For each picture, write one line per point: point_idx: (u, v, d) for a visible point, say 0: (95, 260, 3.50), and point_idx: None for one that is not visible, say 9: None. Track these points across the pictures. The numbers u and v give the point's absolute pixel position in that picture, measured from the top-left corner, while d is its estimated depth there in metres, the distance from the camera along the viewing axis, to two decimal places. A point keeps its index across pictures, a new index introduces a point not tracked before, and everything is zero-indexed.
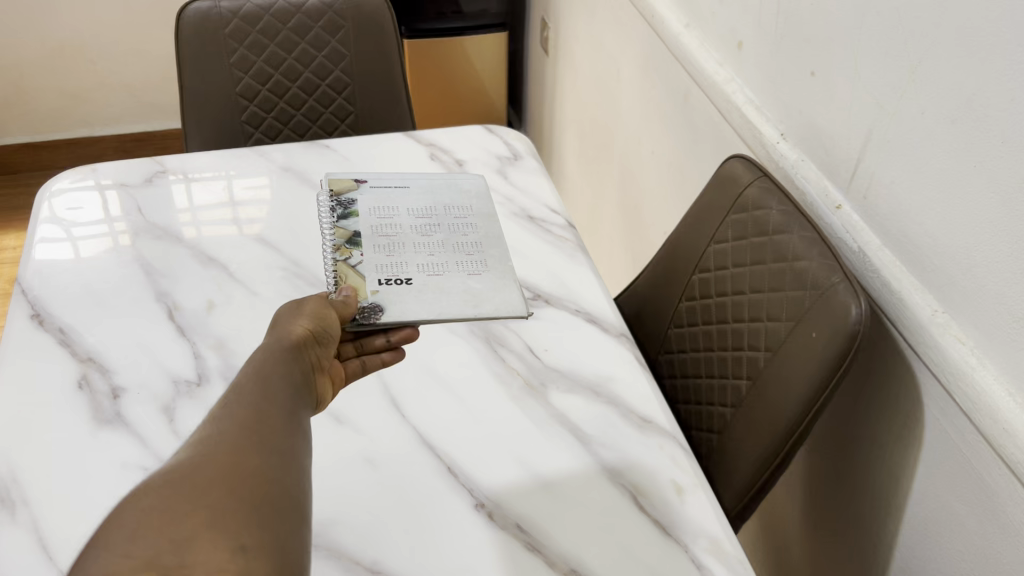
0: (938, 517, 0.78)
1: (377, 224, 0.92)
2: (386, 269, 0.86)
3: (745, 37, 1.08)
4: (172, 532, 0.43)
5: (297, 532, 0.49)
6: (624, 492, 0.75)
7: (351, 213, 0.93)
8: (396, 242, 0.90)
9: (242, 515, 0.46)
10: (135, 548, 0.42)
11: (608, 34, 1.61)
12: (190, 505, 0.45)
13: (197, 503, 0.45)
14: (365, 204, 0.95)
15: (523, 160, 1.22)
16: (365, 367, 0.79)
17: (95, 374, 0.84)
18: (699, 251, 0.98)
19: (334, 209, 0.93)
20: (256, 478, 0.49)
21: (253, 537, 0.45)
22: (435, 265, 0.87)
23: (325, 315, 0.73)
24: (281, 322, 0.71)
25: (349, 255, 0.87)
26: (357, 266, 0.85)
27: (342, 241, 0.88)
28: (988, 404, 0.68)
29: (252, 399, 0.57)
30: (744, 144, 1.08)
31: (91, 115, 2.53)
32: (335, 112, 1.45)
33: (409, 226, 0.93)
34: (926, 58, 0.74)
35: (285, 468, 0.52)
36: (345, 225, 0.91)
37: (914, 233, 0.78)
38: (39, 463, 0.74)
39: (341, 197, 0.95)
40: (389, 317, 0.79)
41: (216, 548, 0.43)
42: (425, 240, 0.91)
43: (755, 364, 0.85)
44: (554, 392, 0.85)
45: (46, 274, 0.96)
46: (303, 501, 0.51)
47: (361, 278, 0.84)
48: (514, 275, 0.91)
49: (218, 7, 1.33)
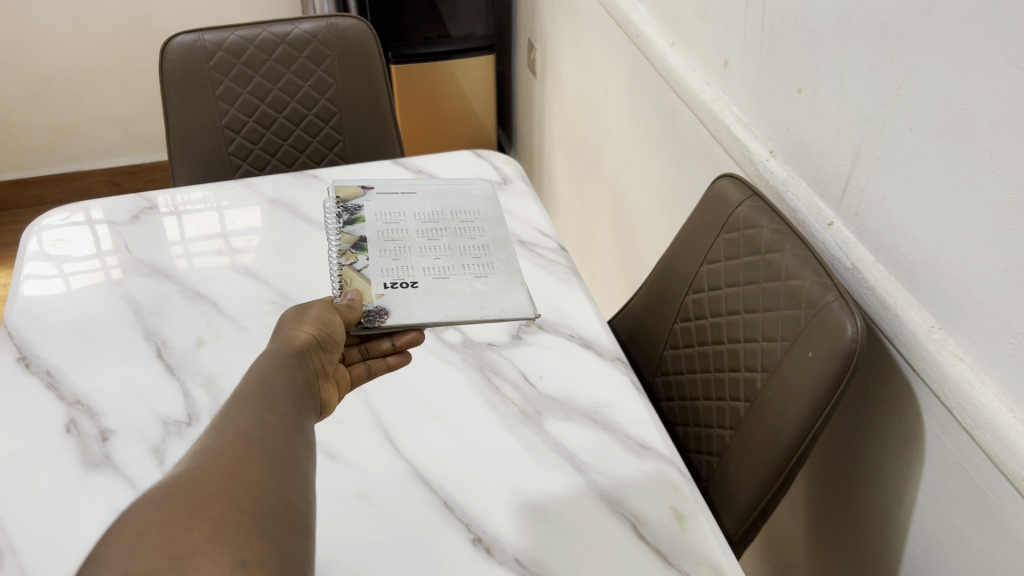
0: (945, 538, 0.76)
1: (384, 229, 0.91)
2: (391, 272, 0.85)
3: (730, 55, 1.08)
4: (173, 547, 0.42)
5: (298, 546, 0.48)
6: (623, 520, 0.74)
7: (357, 219, 0.92)
8: (401, 246, 0.89)
9: (244, 528, 0.45)
10: (136, 563, 0.41)
11: (594, 55, 1.62)
12: (193, 518, 0.44)
13: (199, 516, 0.45)
14: (370, 210, 0.94)
15: (513, 184, 1.22)
16: (371, 372, 0.81)
17: (83, 417, 0.82)
18: (691, 273, 0.97)
19: (345, 211, 0.93)
20: (256, 490, 0.48)
21: (255, 550, 0.44)
22: (439, 267, 0.87)
23: (330, 320, 0.73)
24: (285, 326, 0.71)
25: (355, 259, 0.86)
26: (362, 270, 0.84)
27: (349, 245, 0.88)
28: (988, 422, 0.67)
29: (256, 409, 0.56)
30: (733, 161, 1.07)
31: (78, 150, 2.52)
32: (322, 141, 1.45)
33: (414, 233, 0.91)
34: (912, 73, 0.74)
35: (287, 481, 0.51)
36: (350, 231, 0.90)
37: (906, 248, 0.77)
38: (28, 509, 0.73)
39: (347, 204, 0.94)
40: (394, 319, 0.78)
41: (217, 564, 0.42)
42: (430, 244, 0.90)
43: (753, 386, 0.84)
44: (550, 420, 0.84)
45: (33, 315, 0.95)
46: (305, 512, 0.51)
47: (366, 282, 0.83)
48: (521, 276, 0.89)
49: (201, 40, 1.33)
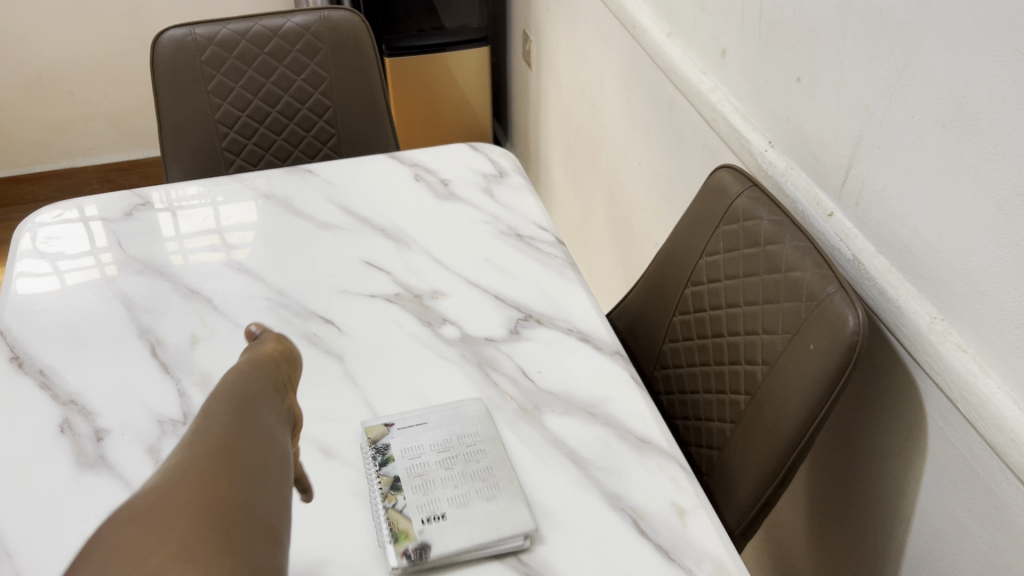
0: (949, 530, 0.76)
1: (409, 464, 0.75)
2: (425, 507, 0.71)
3: (727, 45, 1.07)
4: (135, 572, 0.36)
5: (276, 563, 0.41)
6: (624, 516, 0.73)
7: (389, 458, 0.76)
8: (428, 476, 0.74)
9: (219, 544, 0.39)
10: None
11: (590, 46, 1.60)
12: (157, 538, 0.38)
13: (165, 535, 0.38)
14: (400, 449, 0.77)
15: (509, 177, 1.21)
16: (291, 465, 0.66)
17: (77, 417, 0.81)
18: (690, 265, 0.96)
19: (376, 453, 0.76)
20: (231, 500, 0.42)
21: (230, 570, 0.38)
22: (463, 494, 0.73)
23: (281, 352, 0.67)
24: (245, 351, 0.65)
25: (395, 501, 0.72)
26: (404, 508, 0.71)
27: (385, 486, 0.73)
28: (992, 414, 0.67)
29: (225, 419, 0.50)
30: (732, 153, 1.06)
31: (71, 146, 2.50)
32: (316, 136, 1.43)
33: (435, 458, 0.76)
34: (913, 61, 0.73)
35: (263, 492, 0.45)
36: (386, 473, 0.74)
37: (907, 238, 0.76)
38: (22, 512, 0.72)
39: (378, 450, 0.77)
40: None
41: None
42: (462, 471, 0.75)
43: (753, 379, 0.83)
44: (549, 416, 0.83)
45: (26, 314, 0.94)
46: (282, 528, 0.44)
47: (407, 520, 0.70)
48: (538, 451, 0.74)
49: (193, 34, 1.32)
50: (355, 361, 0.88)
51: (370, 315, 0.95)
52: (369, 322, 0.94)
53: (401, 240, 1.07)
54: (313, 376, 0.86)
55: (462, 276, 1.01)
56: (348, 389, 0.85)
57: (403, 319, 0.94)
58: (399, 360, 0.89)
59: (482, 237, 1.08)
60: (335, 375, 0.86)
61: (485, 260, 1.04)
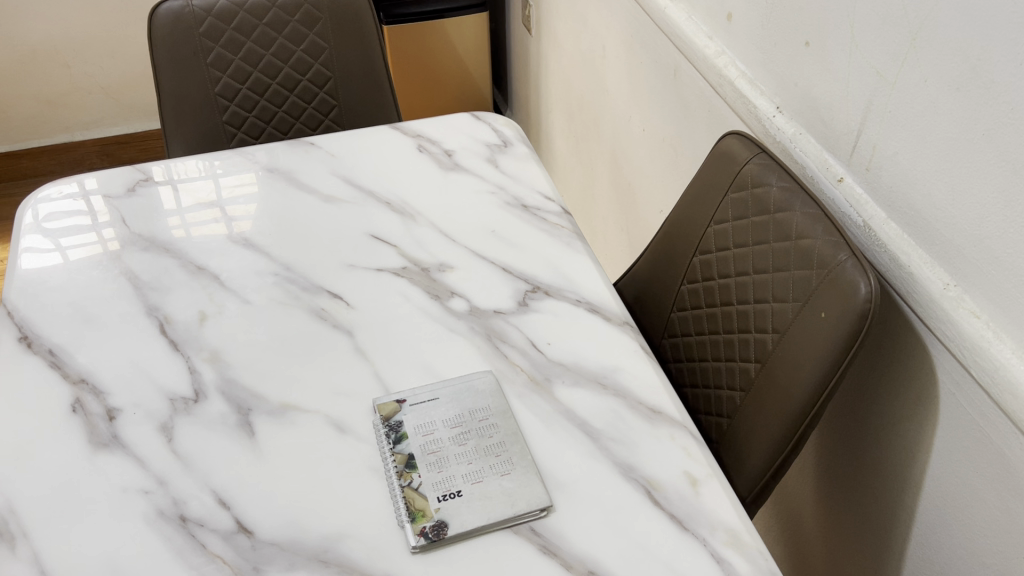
0: (960, 493, 0.76)
1: (423, 440, 0.77)
2: (441, 485, 0.73)
3: (733, 9, 1.05)
4: None
5: None
6: (637, 486, 0.73)
7: (403, 435, 0.77)
8: (442, 453, 0.76)
9: None
10: None
11: (591, 11, 1.58)
12: None
13: None
14: (413, 424, 0.78)
15: (513, 147, 1.20)
16: None
17: (88, 396, 0.81)
18: (698, 233, 0.96)
19: (389, 430, 0.77)
20: None
21: None
22: (477, 470, 0.74)
23: None
24: None
25: (410, 478, 0.73)
26: (420, 487, 0.73)
27: (401, 464, 0.75)
28: (1007, 380, 0.67)
29: None
30: (738, 118, 1.05)
31: (70, 122, 2.48)
32: (318, 107, 1.41)
33: (449, 434, 0.78)
34: (927, 25, 0.71)
35: None
36: (401, 450, 0.76)
37: (920, 203, 0.76)
38: (37, 492, 0.73)
39: (392, 425, 0.78)
40: None
41: None
42: (472, 450, 0.76)
43: (764, 347, 0.83)
44: (560, 387, 0.83)
45: (33, 292, 0.94)
46: None
47: (424, 500, 0.71)
48: (553, 457, 0.76)
49: (190, 6, 1.30)
50: (364, 335, 0.88)
51: (377, 289, 0.94)
52: (376, 296, 0.93)
53: (406, 212, 1.07)
54: (323, 351, 0.86)
55: (469, 248, 1.01)
56: (358, 363, 0.85)
57: (411, 292, 0.94)
58: (409, 334, 0.88)
59: (488, 207, 1.07)
60: (345, 350, 0.86)
61: (491, 231, 1.03)
